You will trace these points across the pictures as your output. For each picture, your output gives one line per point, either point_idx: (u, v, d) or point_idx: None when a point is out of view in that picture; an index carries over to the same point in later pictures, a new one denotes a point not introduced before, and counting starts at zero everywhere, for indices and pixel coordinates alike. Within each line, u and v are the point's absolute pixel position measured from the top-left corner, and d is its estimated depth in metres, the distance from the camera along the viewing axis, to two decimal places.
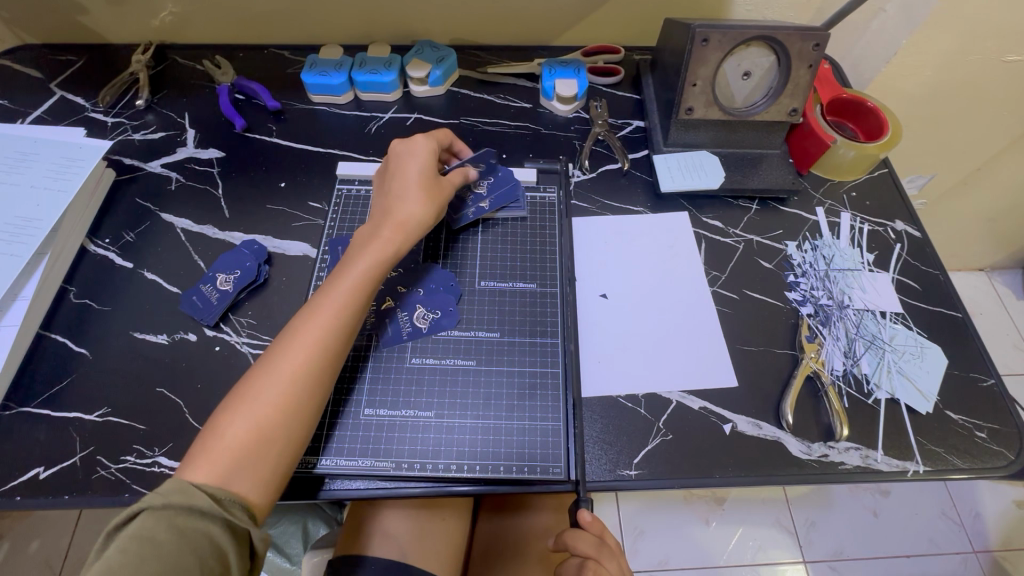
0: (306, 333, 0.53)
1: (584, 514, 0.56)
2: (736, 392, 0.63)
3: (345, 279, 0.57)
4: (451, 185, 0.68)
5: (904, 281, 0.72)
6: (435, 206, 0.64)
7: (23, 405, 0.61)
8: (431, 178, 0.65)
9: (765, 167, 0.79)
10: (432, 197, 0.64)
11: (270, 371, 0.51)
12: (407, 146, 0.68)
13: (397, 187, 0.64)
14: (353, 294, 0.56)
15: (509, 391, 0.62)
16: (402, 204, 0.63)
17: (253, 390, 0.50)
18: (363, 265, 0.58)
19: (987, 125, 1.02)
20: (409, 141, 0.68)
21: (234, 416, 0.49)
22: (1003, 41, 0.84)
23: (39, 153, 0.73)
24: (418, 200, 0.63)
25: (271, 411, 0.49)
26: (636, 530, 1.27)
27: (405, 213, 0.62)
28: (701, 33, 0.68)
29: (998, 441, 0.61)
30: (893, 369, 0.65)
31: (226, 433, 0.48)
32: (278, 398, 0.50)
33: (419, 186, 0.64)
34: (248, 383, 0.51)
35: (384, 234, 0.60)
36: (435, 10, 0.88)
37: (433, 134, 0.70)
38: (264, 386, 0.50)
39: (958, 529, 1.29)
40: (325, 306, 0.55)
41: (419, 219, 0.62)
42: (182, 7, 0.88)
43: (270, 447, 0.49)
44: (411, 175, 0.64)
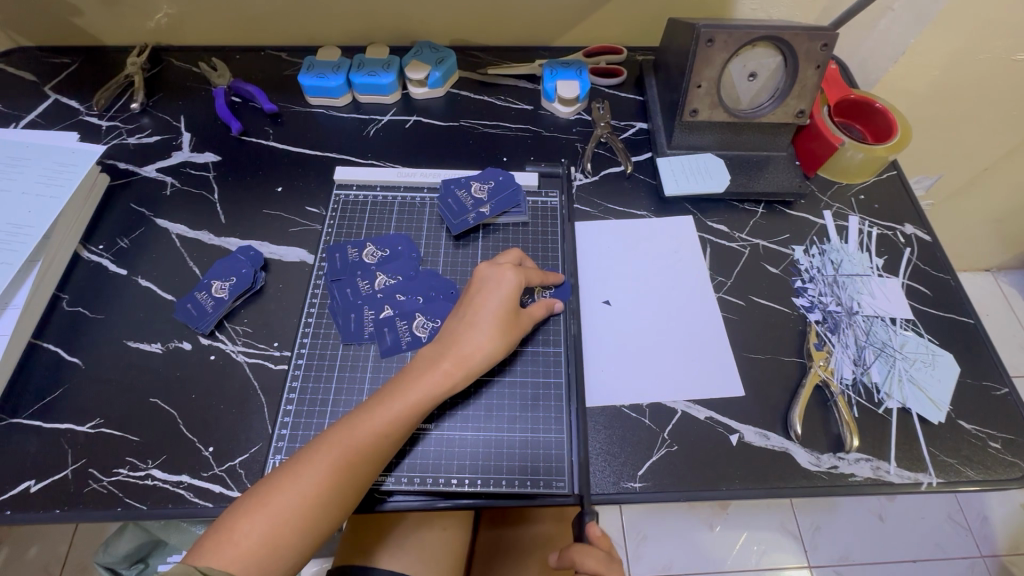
0: (339, 451, 0.49)
1: (592, 529, 0.55)
2: (744, 402, 0.62)
3: (397, 403, 0.52)
4: (530, 320, 0.61)
5: (914, 286, 0.71)
6: (504, 348, 0.57)
7: (14, 416, 0.60)
8: (510, 314, 0.58)
9: (771, 170, 0.77)
10: (503, 336, 0.57)
11: (297, 480, 0.48)
12: (495, 273, 0.60)
13: (471, 316, 0.57)
14: (399, 420, 0.52)
15: (511, 403, 0.61)
16: (470, 335, 0.56)
17: (272, 494, 0.47)
18: (417, 391, 0.53)
19: (997, 125, 1.00)
20: (498, 267, 0.60)
21: (250, 519, 0.46)
22: (1015, 39, 0.82)
23: (31, 158, 0.72)
24: (489, 332, 0.56)
25: (284, 524, 0.46)
26: (639, 536, 1.26)
27: (470, 347, 0.55)
28: (706, 33, 0.67)
29: (1012, 451, 0.59)
30: (903, 377, 0.63)
31: (240, 537, 0.45)
32: (297, 513, 0.47)
33: (496, 322, 0.57)
34: (272, 485, 0.48)
35: (445, 367, 0.54)
36: (434, 10, 0.87)
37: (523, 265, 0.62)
38: (287, 498, 0.47)
39: (966, 534, 1.27)
40: (366, 430, 0.51)
41: (484, 360, 0.56)
42: (178, 8, 0.87)
43: (275, 562, 0.46)
44: (490, 309, 0.57)
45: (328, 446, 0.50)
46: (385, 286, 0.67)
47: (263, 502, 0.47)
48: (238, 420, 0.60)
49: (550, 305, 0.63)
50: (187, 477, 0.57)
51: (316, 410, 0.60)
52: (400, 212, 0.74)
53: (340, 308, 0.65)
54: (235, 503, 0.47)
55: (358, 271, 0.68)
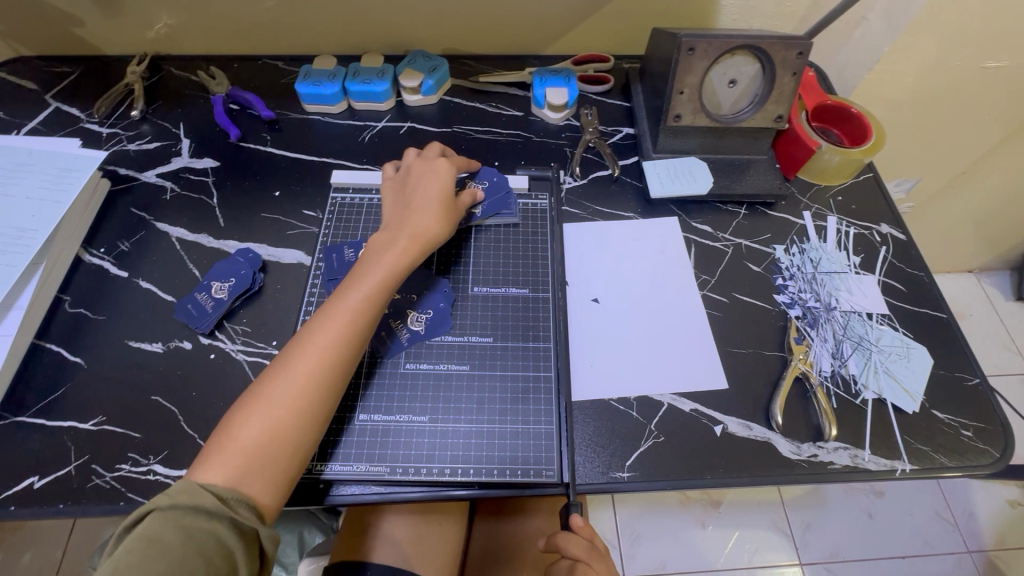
0: (324, 335, 0.56)
1: (575, 519, 0.56)
2: (727, 394, 0.64)
3: (359, 288, 0.59)
4: (462, 206, 0.70)
5: (890, 283, 0.74)
6: (448, 223, 0.67)
7: (17, 414, 0.62)
8: (445, 198, 0.68)
9: (752, 172, 0.80)
10: (443, 213, 0.66)
11: (291, 370, 0.54)
12: (426, 167, 0.70)
13: (413, 202, 0.67)
14: (364, 304, 0.58)
15: (502, 396, 0.63)
16: (418, 219, 0.65)
17: (273, 388, 0.53)
18: (376, 276, 0.60)
19: (970, 129, 1.04)
20: (425, 163, 0.71)
21: (255, 413, 0.51)
22: (983, 47, 0.86)
23: (34, 164, 0.73)
24: (429, 212, 0.66)
25: (289, 411, 0.52)
26: (633, 535, 1.28)
27: (420, 227, 0.65)
28: (688, 42, 0.70)
29: (984, 439, 0.62)
30: (879, 369, 0.66)
31: (245, 429, 0.50)
32: (298, 395, 0.52)
33: (434, 204, 0.67)
34: (269, 381, 0.53)
35: (399, 249, 0.63)
36: (426, 19, 0.89)
37: (450, 157, 0.73)
38: (283, 386, 0.53)
39: (952, 529, 1.29)
40: (340, 318, 0.57)
41: (435, 238, 0.65)
42: (177, 19, 0.89)
43: (284, 446, 0.51)
44: (426, 194, 0.67)
45: (313, 335, 0.56)
46: None
47: (262, 397, 0.52)
48: None
49: (474, 193, 0.72)
50: (188, 472, 0.58)
51: None
52: None
53: None
54: (233, 411, 0.52)
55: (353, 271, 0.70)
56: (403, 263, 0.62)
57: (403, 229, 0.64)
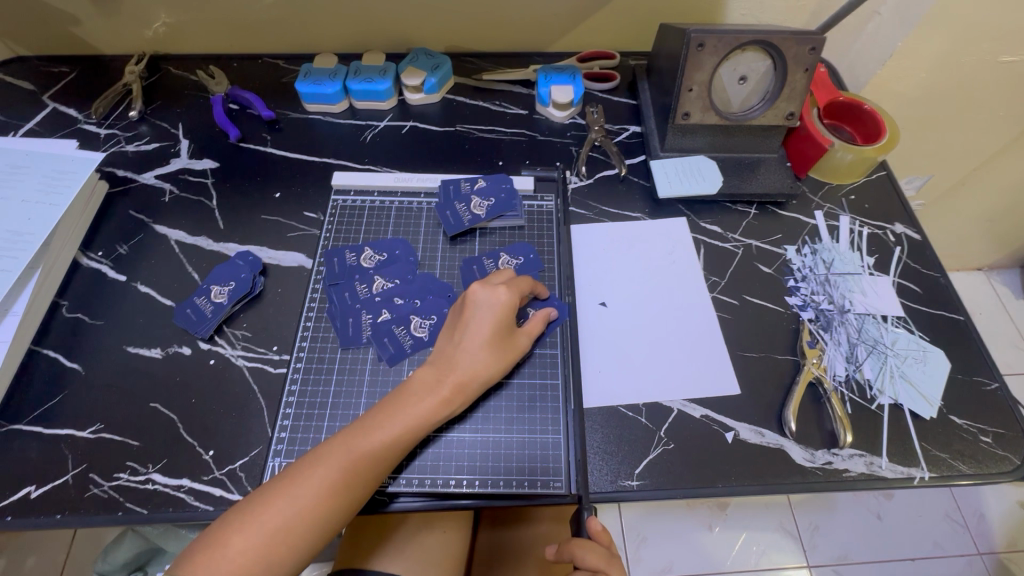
0: (329, 473, 0.50)
1: (593, 523, 0.55)
2: (739, 400, 0.63)
3: (384, 430, 0.52)
4: (528, 339, 0.61)
5: (905, 284, 0.72)
6: (499, 363, 0.58)
7: (14, 422, 0.60)
8: (503, 336, 0.59)
9: (762, 171, 0.78)
10: (499, 359, 0.58)
11: (288, 496, 0.48)
12: (489, 292, 0.60)
13: (467, 336, 0.58)
14: (384, 446, 0.52)
15: (509, 404, 0.61)
16: (469, 360, 0.57)
17: (266, 510, 0.48)
18: (405, 417, 0.53)
19: (983, 126, 1.02)
20: (492, 287, 0.60)
21: (240, 536, 0.47)
22: (1000, 42, 0.84)
23: (31, 166, 0.72)
24: (481, 352, 0.57)
25: (279, 541, 0.47)
26: (639, 538, 1.26)
27: (467, 371, 0.56)
28: (697, 38, 0.68)
29: (1003, 445, 0.60)
30: (895, 374, 0.64)
31: (230, 551, 0.46)
32: (289, 530, 0.48)
33: (491, 344, 0.58)
34: (263, 500, 0.48)
35: (442, 395, 0.55)
36: (428, 16, 0.88)
37: (516, 284, 0.62)
38: (280, 510, 0.48)
39: (963, 531, 1.28)
40: (353, 455, 0.51)
41: (479, 384, 0.57)
42: (176, 17, 0.88)
43: None
44: (486, 331, 0.58)
45: (322, 463, 0.50)
46: (382, 290, 0.67)
47: (256, 517, 0.47)
48: (238, 423, 0.60)
49: (548, 314, 0.63)
50: (187, 481, 0.57)
51: (315, 413, 0.60)
52: (397, 217, 0.75)
53: (339, 312, 0.66)
54: (222, 520, 0.48)
55: (355, 275, 0.69)
56: (439, 412, 0.55)
57: (449, 368, 0.56)
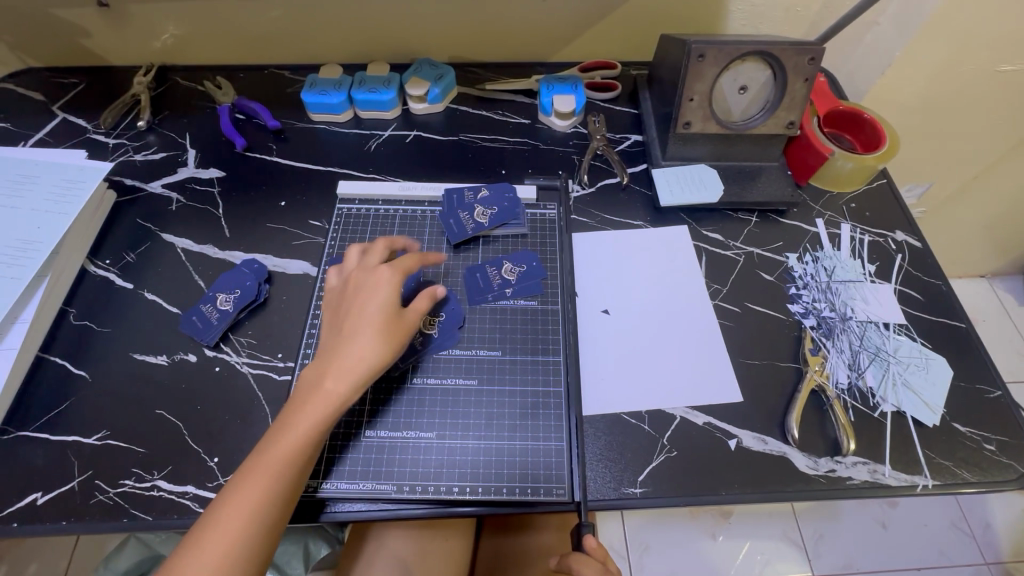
0: (247, 492, 0.48)
1: (588, 539, 0.55)
2: (742, 408, 0.63)
3: (287, 436, 0.50)
4: (416, 313, 0.58)
5: (906, 292, 0.72)
6: (393, 342, 0.55)
7: (21, 429, 0.61)
8: (389, 317, 0.56)
9: (763, 180, 0.79)
10: (388, 340, 0.55)
11: (204, 540, 0.46)
12: (368, 276, 0.59)
13: (347, 326, 0.55)
14: (294, 445, 0.50)
15: (511, 411, 0.62)
16: (347, 343, 0.54)
17: (190, 552, 0.45)
18: (305, 420, 0.51)
19: (983, 134, 1.03)
20: (368, 271, 0.59)
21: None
22: (998, 51, 0.85)
23: (40, 176, 0.73)
24: (367, 336, 0.54)
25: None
26: (642, 546, 1.25)
27: (354, 357, 0.53)
28: (698, 48, 0.69)
29: (1008, 453, 0.60)
30: (898, 381, 0.64)
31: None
32: (212, 572, 0.45)
33: (373, 324, 0.55)
34: (182, 552, 0.46)
35: (331, 381, 0.53)
36: (432, 27, 0.89)
37: (399, 264, 0.60)
38: (204, 545, 0.46)
39: (969, 540, 1.27)
40: (263, 472, 0.49)
41: (376, 363, 0.54)
42: (184, 29, 0.89)
43: None
44: (365, 316, 0.55)
45: (237, 493, 0.48)
46: None
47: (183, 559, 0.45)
48: (243, 430, 0.61)
49: (434, 292, 0.60)
50: (192, 488, 0.57)
51: None
52: (401, 225, 0.75)
53: None
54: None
55: None
56: (337, 400, 0.53)
57: (333, 355, 0.54)
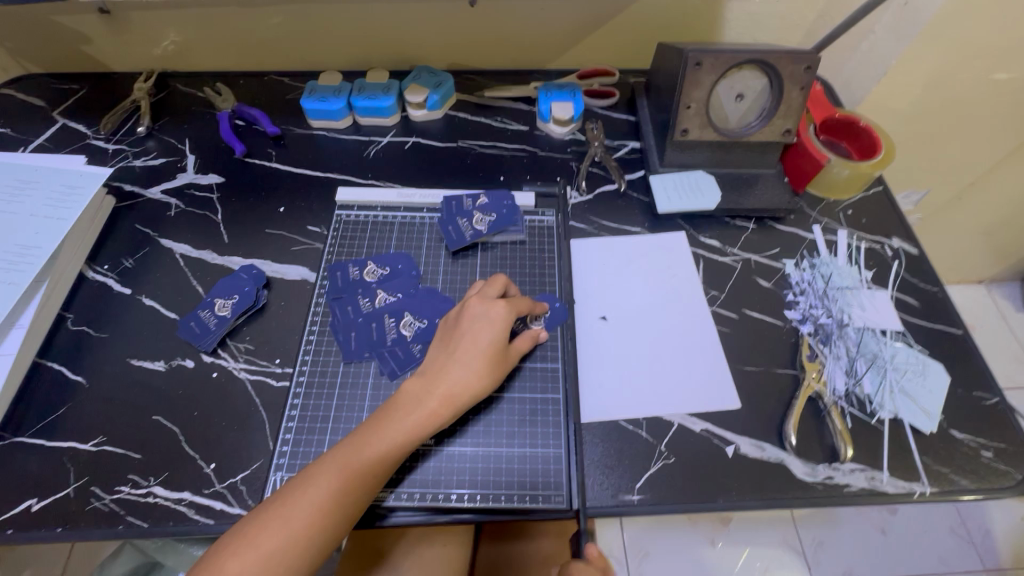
0: (328, 489, 0.50)
1: (590, 548, 0.54)
2: (739, 414, 0.63)
3: (379, 438, 0.53)
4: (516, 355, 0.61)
5: (904, 299, 0.72)
6: (490, 381, 0.58)
7: (17, 435, 0.61)
8: (496, 357, 0.58)
9: (760, 186, 0.79)
10: (490, 371, 0.58)
11: (281, 518, 0.48)
12: (489, 310, 0.59)
13: (458, 353, 0.58)
14: (384, 452, 0.53)
15: (509, 418, 0.61)
16: (458, 374, 0.57)
17: (262, 530, 0.48)
18: (398, 426, 0.54)
19: (979, 142, 1.03)
20: (496, 304, 0.60)
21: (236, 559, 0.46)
22: (993, 59, 0.85)
23: (39, 181, 0.73)
24: (480, 363, 0.57)
25: (272, 564, 0.47)
26: (641, 552, 1.25)
27: (457, 384, 0.56)
28: (695, 57, 0.70)
29: (1005, 460, 0.60)
30: (895, 389, 0.64)
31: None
32: (282, 557, 0.47)
33: (482, 361, 0.57)
34: (250, 528, 0.48)
35: (432, 407, 0.55)
36: (431, 35, 0.90)
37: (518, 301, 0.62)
38: (275, 532, 0.48)
39: (969, 547, 1.26)
40: (347, 470, 0.51)
41: (469, 398, 0.57)
42: (184, 36, 0.90)
43: None
44: (480, 348, 0.58)
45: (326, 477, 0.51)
46: (385, 304, 0.68)
47: (250, 539, 0.47)
48: (239, 436, 0.60)
49: (536, 334, 0.63)
50: (188, 494, 0.57)
51: (318, 426, 0.60)
52: (400, 231, 0.76)
53: (342, 326, 0.66)
54: (225, 537, 0.48)
55: (358, 289, 0.69)
56: (430, 424, 0.55)
57: (437, 381, 0.56)
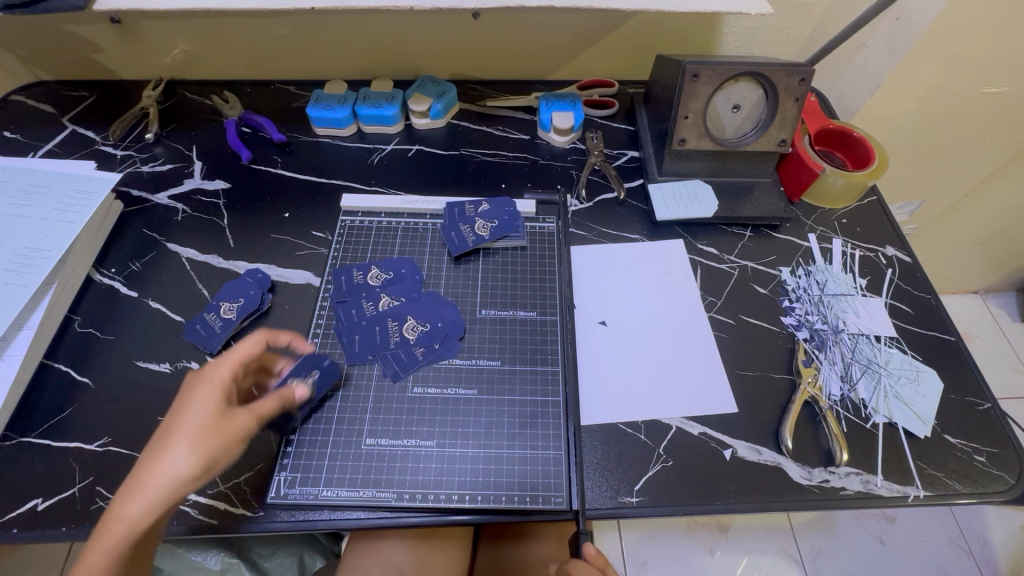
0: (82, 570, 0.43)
1: (588, 547, 0.55)
2: (736, 418, 0.64)
3: (135, 492, 0.45)
4: (273, 403, 0.54)
5: (897, 306, 0.74)
6: (233, 423, 0.50)
7: (24, 435, 0.61)
8: (233, 394, 0.51)
9: (757, 195, 0.81)
10: (221, 432, 0.49)
11: None
12: (227, 353, 0.55)
13: (195, 384, 0.51)
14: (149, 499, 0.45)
15: (510, 420, 0.62)
16: (199, 402, 0.50)
17: None
18: (156, 468, 0.46)
19: (972, 153, 1.05)
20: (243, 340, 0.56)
21: None
22: (983, 73, 0.87)
23: (50, 185, 0.75)
24: (201, 418, 0.49)
25: None
26: (639, 561, 1.25)
27: (187, 416, 0.49)
28: (692, 69, 0.71)
29: (998, 465, 0.61)
30: (889, 393, 0.65)
31: None
32: None
33: (205, 396, 0.50)
34: None
35: (186, 437, 0.48)
36: (434, 46, 0.92)
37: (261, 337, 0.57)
38: None
39: (966, 557, 1.26)
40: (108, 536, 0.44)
41: (207, 427, 0.48)
42: (193, 45, 0.92)
43: None
44: (203, 380, 0.51)
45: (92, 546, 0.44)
46: (389, 308, 0.69)
47: None
48: None
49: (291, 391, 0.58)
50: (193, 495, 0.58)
51: (322, 427, 0.61)
52: (403, 237, 0.77)
53: (346, 329, 0.67)
54: None
55: (362, 293, 0.70)
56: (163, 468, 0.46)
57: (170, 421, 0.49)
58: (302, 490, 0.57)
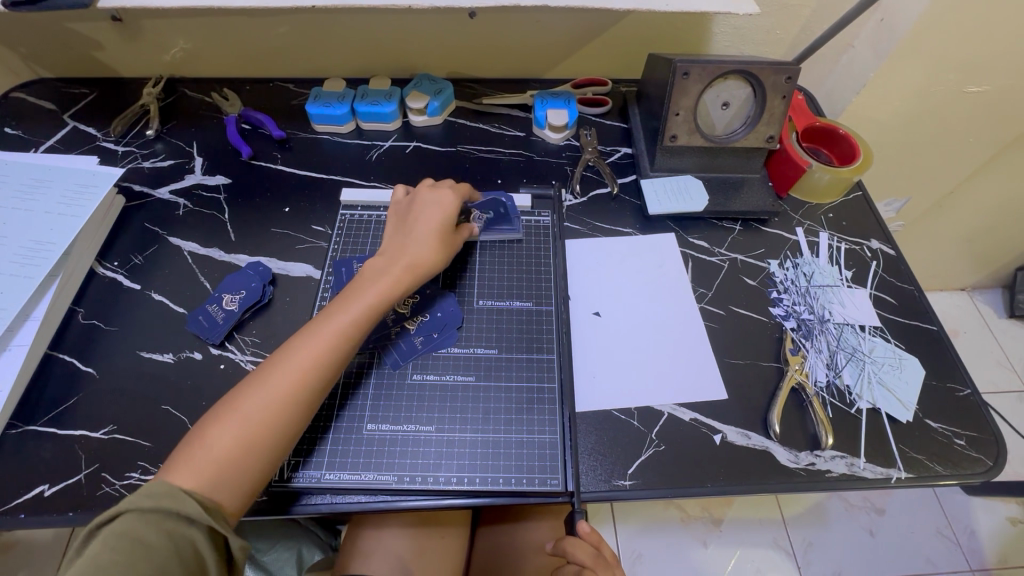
0: (309, 354, 0.56)
1: (582, 525, 0.57)
2: (726, 405, 0.66)
3: (350, 308, 0.59)
4: (460, 240, 0.70)
5: (882, 297, 0.76)
6: (444, 252, 0.66)
7: (30, 424, 0.62)
8: (444, 231, 0.67)
9: (746, 191, 0.83)
10: (434, 258, 0.65)
11: (255, 393, 0.53)
12: (432, 197, 0.70)
13: (410, 230, 0.66)
14: (360, 317, 0.59)
15: (507, 406, 0.64)
16: (416, 249, 0.65)
17: (242, 401, 0.53)
18: (370, 290, 0.61)
19: (955, 151, 1.08)
20: (435, 193, 0.70)
21: (220, 430, 0.51)
22: (964, 73, 0.90)
23: (54, 179, 0.76)
24: (429, 246, 0.65)
25: (255, 428, 0.51)
26: (635, 554, 1.27)
27: (417, 255, 0.64)
28: (683, 67, 0.74)
29: (977, 448, 0.64)
30: (873, 380, 0.68)
31: (211, 446, 0.50)
32: (267, 418, 0.52)
33: (429, 236, 0.66)
34: (228, 407, 0.52)
35: (393, 276, 0.62)
36: (431, 45, 0.94)
37: (458, 189, 0.72)
38: (255, 402, 0.52)
39: (954, 547, 1.29)
40: (327, 338, 0.57)
41: (427, 267, 0.64)
42: (193, 44, 0.93)
43: (249, 463, 0.51)
44: (428, 224, 0.67)
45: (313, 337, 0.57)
46: None
47: (231, 412, 0.52)
48: None
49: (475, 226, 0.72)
50: None
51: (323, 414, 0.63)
52: None
53: None
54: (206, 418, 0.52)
55: None
56: (390, 290, 0.61)
57: (395, 258, 0.64)
58: (303, 475, 0.59)
